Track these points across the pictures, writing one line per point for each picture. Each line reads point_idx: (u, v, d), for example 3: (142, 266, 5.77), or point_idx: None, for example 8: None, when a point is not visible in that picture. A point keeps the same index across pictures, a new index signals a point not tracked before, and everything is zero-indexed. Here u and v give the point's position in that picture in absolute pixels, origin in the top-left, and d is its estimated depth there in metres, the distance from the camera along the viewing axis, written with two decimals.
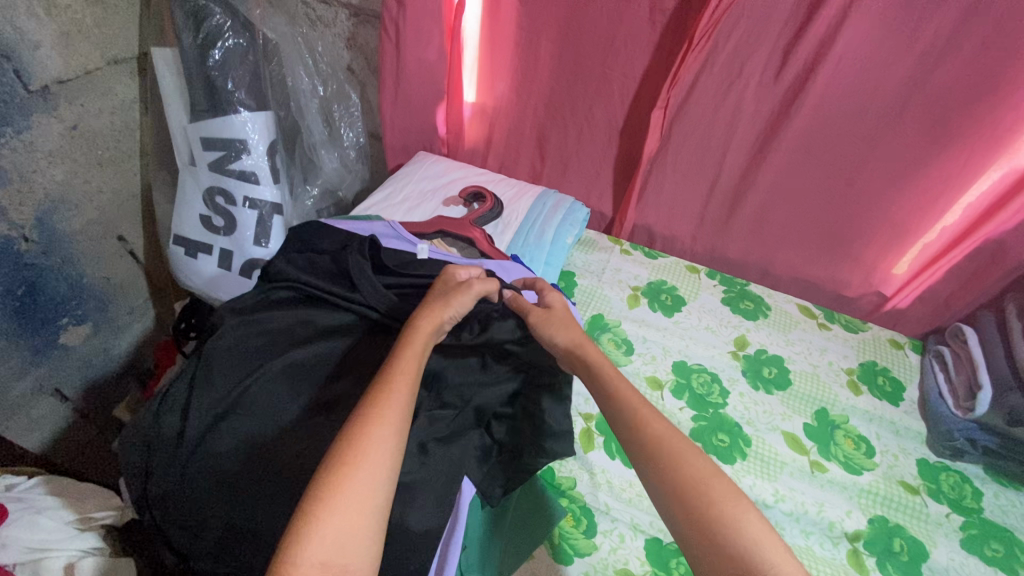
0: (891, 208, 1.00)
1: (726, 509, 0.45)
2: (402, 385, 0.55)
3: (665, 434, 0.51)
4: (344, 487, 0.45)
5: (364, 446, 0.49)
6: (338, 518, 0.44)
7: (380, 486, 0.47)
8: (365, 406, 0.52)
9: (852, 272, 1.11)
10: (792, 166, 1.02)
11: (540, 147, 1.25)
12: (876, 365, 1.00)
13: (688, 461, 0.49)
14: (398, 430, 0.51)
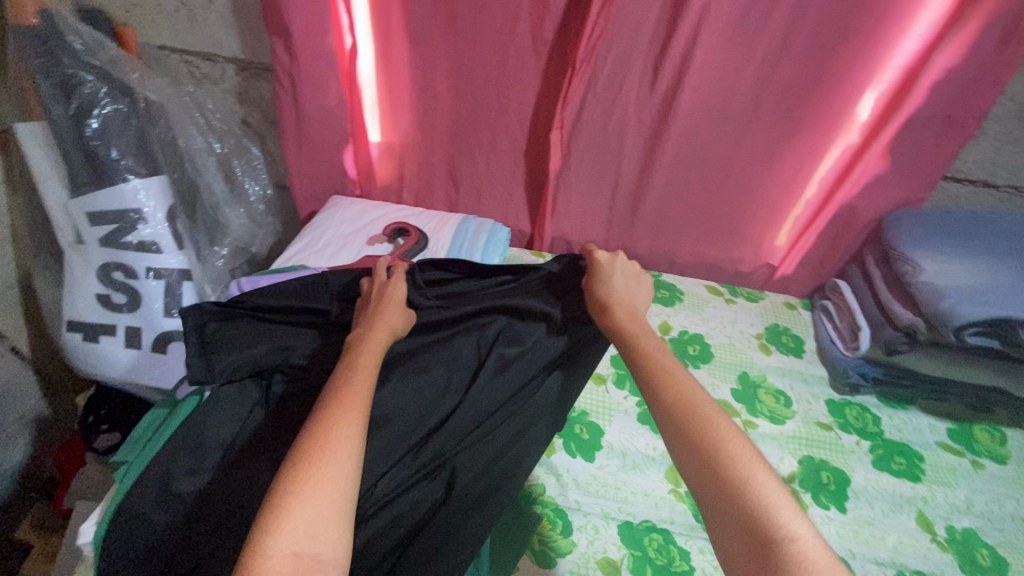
0: (766, 190, 1.14)
1: (735, 461, 0.45)
2: (363, 378, 0.56)
3: (686, 395, 0.51)
4: (312, 476, 0.44)
5: (330, 436, 0.47)
6: (310, 506, 0.43)
7: (350, 473, 0.46)
8: (326, 401, 0.51)
9: (744, 250, 1.25)
10: (679, 164, 1.15)
11: (451, 177, 1.29)
12: (778, 327, 1.13)
13: (702, 416, 0.48)
14: (361, 418, 0.51)
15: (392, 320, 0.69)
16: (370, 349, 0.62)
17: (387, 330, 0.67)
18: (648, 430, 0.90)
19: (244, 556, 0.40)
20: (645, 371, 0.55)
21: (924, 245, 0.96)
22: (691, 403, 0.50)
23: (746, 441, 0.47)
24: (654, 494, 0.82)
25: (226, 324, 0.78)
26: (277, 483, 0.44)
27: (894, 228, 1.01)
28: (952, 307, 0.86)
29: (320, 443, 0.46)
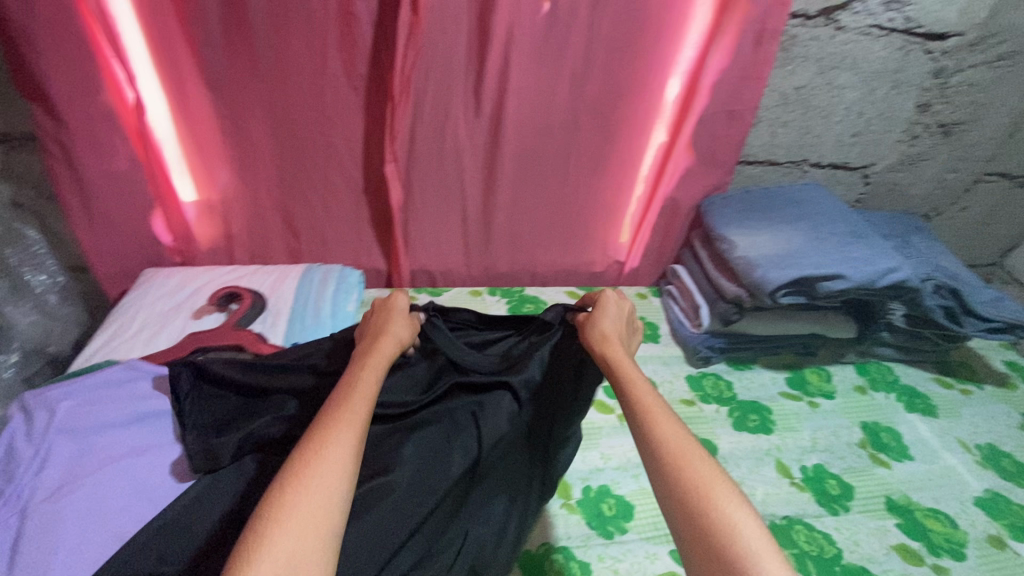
0: (600, 193, 1.22)
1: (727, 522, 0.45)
2: (360, 395, 0.57)
3: (671, 434, 0.52)
4: (297, 503, 0.44)
5: (319, 453, 0.48)
6: (292, 529, 0.43)
7: (336, 495, 0.47)
8: (321, 423, 0.52)
9: (595, 252, 1.31)
10: (519, 181, 1.18)
11: (289, 228, 1.19)
12: None
13: (699, 475, 0.49)
14: (354, 442, 0.51)
15: (393, 335, 0.70)
16: (371, 365, 0.63)
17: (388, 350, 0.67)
18: None
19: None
20: (637, 408, 0.56)
21: (735, 223, 1.09)
22: (677, 444, 0.51)
23: (738, 498, 0.47)
24: (548, 513, 0.81)
25: (217, 395, 0.70)
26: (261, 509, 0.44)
27: (709, 211, 1.13)
28: (763, 274, 0.98)
29: (308, 467, 0.47)
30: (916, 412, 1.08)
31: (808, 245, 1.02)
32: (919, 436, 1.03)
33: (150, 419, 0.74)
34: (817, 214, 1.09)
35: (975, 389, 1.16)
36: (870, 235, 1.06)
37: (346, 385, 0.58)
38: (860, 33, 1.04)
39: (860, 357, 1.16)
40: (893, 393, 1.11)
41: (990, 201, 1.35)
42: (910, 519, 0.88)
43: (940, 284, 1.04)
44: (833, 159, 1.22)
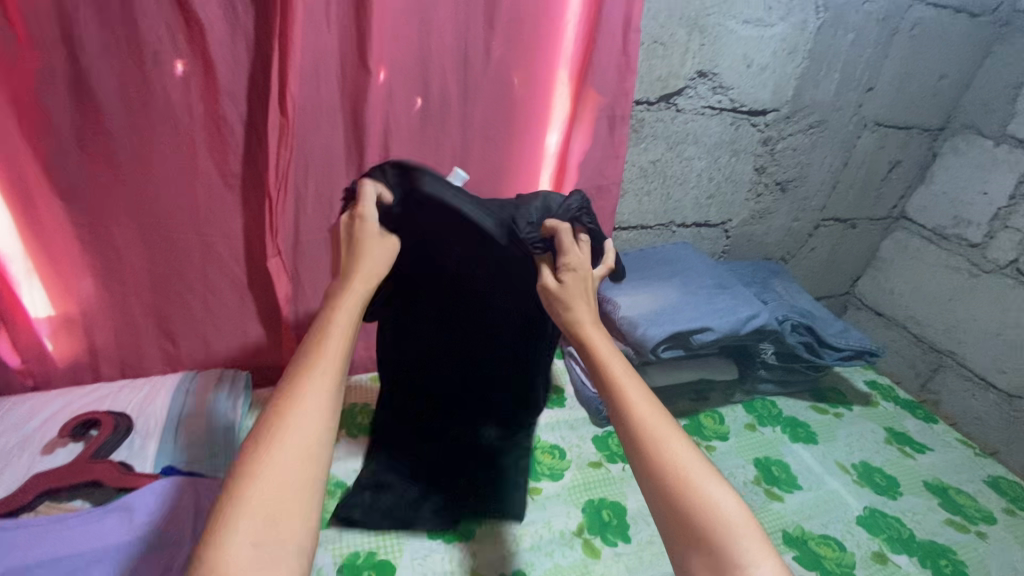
0: None
1: (712, 502, 0.54)
2: (338, 341, 0.60)
3: (653, 420, 0.60)
4: (274, 464, 0.50)
5: (292, 418, 0.53)
6: (269, 492, 0.48)
7: (311, 458, 0.52)
8: (295, 385, 0.55)
9: None
10: None
11: (165, 332, 1.11)
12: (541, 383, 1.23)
13: (680, 461, 0.57)
14: (327, 396, 0.55)
15: (372, 263, 0.67)
16: (350, 299, 0.64)
17: (364, 279, 0.66)
18: (441, 543, 0.86)
19: (209, 540, 0.45)
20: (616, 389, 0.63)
21: (617, 285, 1.17)
22: (656, 429, 0.59)
23: (712, 472, 0.57)
24: None
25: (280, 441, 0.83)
26: (236, 466, 0.50)
27: None
28: (644, 332, 1.04)
29: (281, 431, 0.52)
30: (799, 441, 1.17)
31: (681, 300, 1.11)
32: (805, 464, 1.11)
33: (47, 548, 0.68)
34: (687, 270, 1.20)
35: (845, 410, 1.28)
36: (733, 285, 1.18)
37: (324, 327, 0.60)
38: (697, 113, 1.20)
39: (746, 396, 1.25)
40: (779, 425, 1.20)
41: (830, 242, 1.56)
42: (805, 549, 0.93)
43: (796, 322, 1.17)
44: (696, 218, 1.36)
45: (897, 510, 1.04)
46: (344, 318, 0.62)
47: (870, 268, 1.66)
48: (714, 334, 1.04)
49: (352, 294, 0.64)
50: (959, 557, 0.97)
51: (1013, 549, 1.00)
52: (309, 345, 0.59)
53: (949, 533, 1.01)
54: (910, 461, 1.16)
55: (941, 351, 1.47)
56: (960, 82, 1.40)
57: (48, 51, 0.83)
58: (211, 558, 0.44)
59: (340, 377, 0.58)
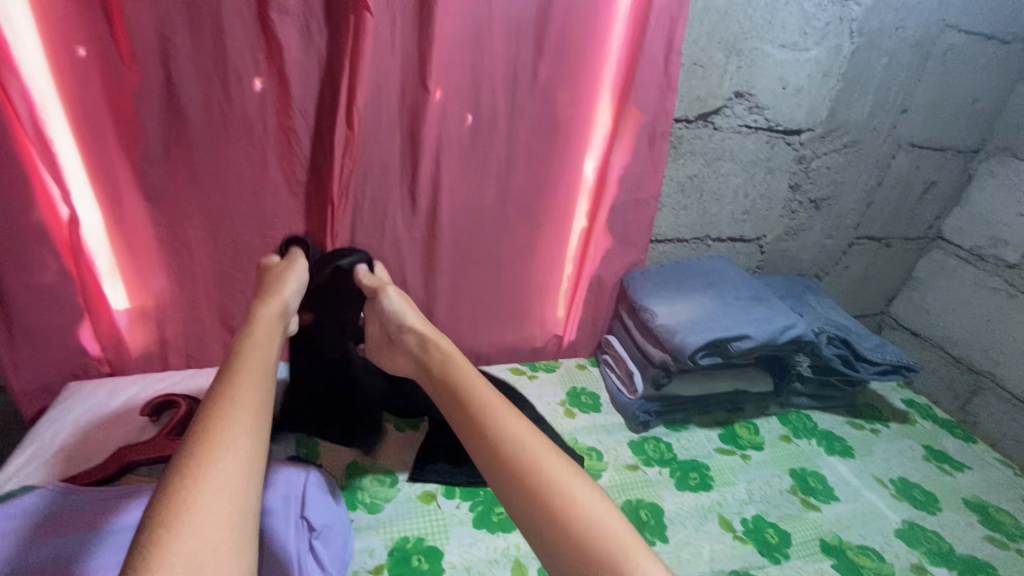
0: (533, 275, 1.31)
1: (582, 508, 0.55)
2: (258, 360, 0.63)
3: (523, 443, 0.61)
4: (214, 473, 0.48)
5: (217, 443, 0.51)
6: (199, 518, 0.45)
7: (241, 479, 0.49)
8: (219, 412, 0.54)
9: (532, 327, 1.38)
10: (456, 270, 1.26)
11: (228, 328, 1.18)
12: (578, 389, 1.26)
13: (551, 471, 0.59)
14: (261, 407, 0.57)
15: (276, 310, 0.75)
16: (266, 331, 0.70)
17: (279, 305, 0.76)
18: (485, 533, 0.90)
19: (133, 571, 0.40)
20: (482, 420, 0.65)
21: (656, 294, 1.22)
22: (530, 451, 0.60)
23: (588, 486, 0.58)
24: None
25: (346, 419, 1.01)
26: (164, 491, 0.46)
27: (631, 285, 1.25)
28: (682, 339, 1.07)
29: (205, 457, 0.49)
30: (835, 454, 1.17)
31: (717, 310, 1.15)
32: (841, 477, 1.12)
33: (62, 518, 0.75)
34: (723, 282, 1.24)
35: (882, 427, 1.28)
36: (769, 297, 1.20)
37: (240, 361, 0.62)
38: (734, 131, 1.25)
39: (782, 408, 1.27)
40: (814, 438, 1.21)
41: (865, 261, 1.58)
42: (843, 558, 0.94)
43: (831, 335, 1.17)
44: (730, 233, 1.39)
45: (936, 524, 1.03)
46: (264, 344, 0.67)
47: (906, 288, 1.66)
48: (750, 343, 1.07)
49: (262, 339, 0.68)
50: (1000, 574, 0.96)
51: None
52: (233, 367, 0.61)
53: (990, 549, 1.00)
54: (949, 478, 1.16)
55: (980, 372, 1.46)
56: (995, 105, 1.42)
57: (147, 67, 0.93)
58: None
59: (267, 396, 0.59)
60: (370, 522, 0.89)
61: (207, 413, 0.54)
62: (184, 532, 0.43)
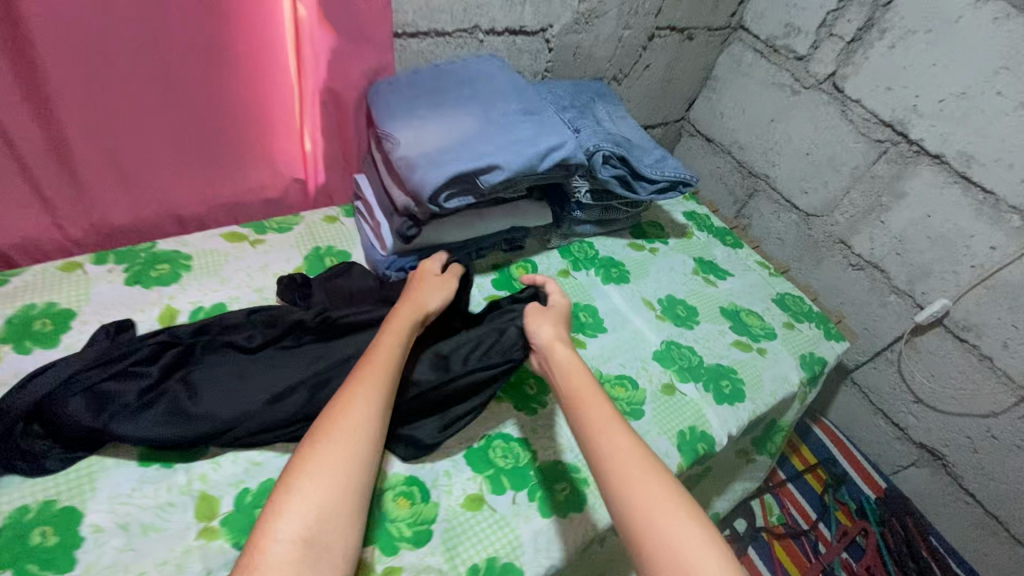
0: (236, 97, 0.90)
1: (670, 534, 0.55)
2: (386, 352, 0.69)
3: (636, 457, 0.62)
4: (328, 457, 0.58)
5: (335, 426, 0.61)
6: (312, 493, 0.56)
7: (356, 458, 0.59)
8: (341, 401, 0.63)
9: (256, 172, 1.01)
10: (89, 94, 0.79)
11: None
12: (320, 250, 0.99)
13: (654, 485, 0.59)
14: (378, 398, 0.64)
15: (423, 299, 0.78)
16: (402, 317, 0.74)
17: (411, 308, 0.75)
18: (157, 470, 0.67)
19: (264, 528, 0.54)
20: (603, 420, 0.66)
21: (400, 113, 0.90)
22: (647, 470, 0.61)
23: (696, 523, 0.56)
24: (174, 554, 0.61)
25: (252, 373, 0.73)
26: (293, 462, 0.58)
27: (375, 102, 0.94)
28: (421, 177, 0.81)
29: (327, 438, 0.60)
30: (611, 282, 1.11)
31: (476, 132, 0.88)
32: (612, 306, 1.06)
33: None
34: (487, 92, 0.96)
35: (661, 245, 1.24)
36: (542, 110, 0.96)
37: (370, 355, 0.69)
38: None
39: (564, 239, 1.14)
40: (593, 268, 1.12)
41: (665, 56, 1.38)
42: None
43: (607, 154, 0.98)
44: (507, 23, 1.07)
45: (691, 339, 1.05)
46: (398, 329, 0.72)
47: (706, 89, 1.53)
48: (502, 174, 0.83)
49: (400, 322, 0.73)
50: (737, 376, 1.02)
51: (784, 360, 1.08)
52: (365, 358, 0.68)
53: (733, 354, 1.05)
54: (711, 289, 1.17)
55: (758, 175, 1.47)
56: None
57: None
58: (258, 543, 0.53)
59: (388, 391, 0.65)
60: None
61: (336, 402, 0.63)
62: (298, 504, 0.55)
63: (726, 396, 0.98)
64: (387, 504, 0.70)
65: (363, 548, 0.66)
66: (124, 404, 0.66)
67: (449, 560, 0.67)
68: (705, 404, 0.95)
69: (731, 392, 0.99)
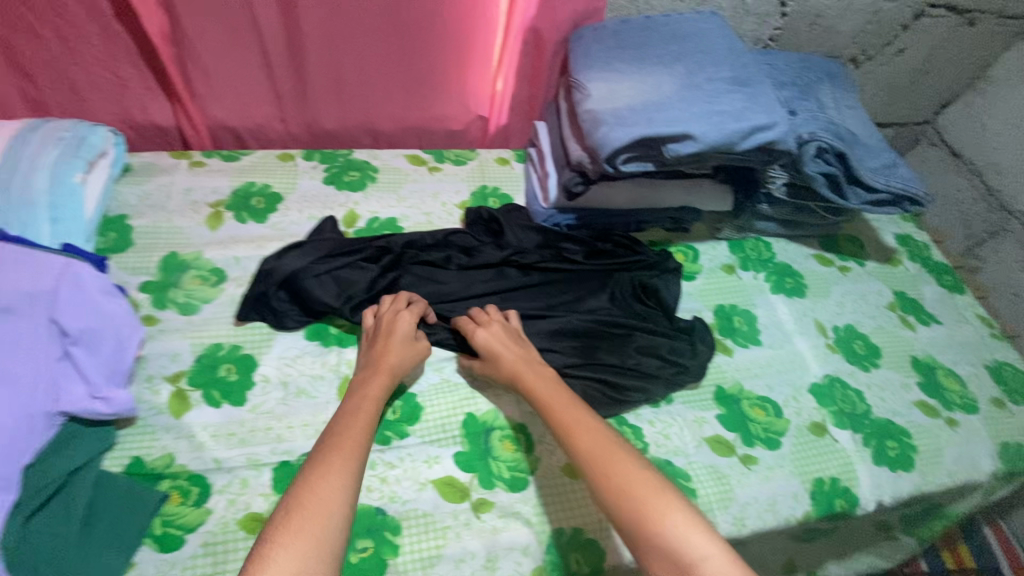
0: (447, 26, 0.93)
1: (671, 526, 0.54)
2: (362, 422, 0.62)
3: (629, 478, 0.58)
4: (306, 523, 0.51)
5: (309, 493, 0.54)
6: (290, 559, 0.48)
7: (334, 528, 0.52)
8: (311, 469, 0.56)
9: (447, 102, 1.06)
10: (328, 5, 0.88)
11: (19, 68, 0.88)
12: (486, 189, 1.01)
13: (643, 484, 0.58)
14: (352, 471, 0.57)
15: (395, 358, 0.71)
16: (378, 385, 0.67)
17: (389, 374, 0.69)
18: (316, 346, 0.76)
19: None
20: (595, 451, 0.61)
21: (596, 65, 0.87)
22: (642, 491, 0.57)
23: (698, 524, 0.55)
24: (316, 421, 0.70)
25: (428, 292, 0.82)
26: (269, 529, 0.51)
27: (575, 47, 0.90)
28: (604, 134, 0.77)
29: (302, 504, 0.52)
30: (781, 292, 0.98)
31: (675, 95, 0.80)
32: (774, 319, 0.94)
33: None
34: (699, 54, 0.86)
35: (854, 266, 1.05)
36: (757, 83, 0.84)
37: (341, 422, 0.62)
38: None
39: (736, 233, 1.02)
40: (763, 272, 1.00)
41: (929, 40, 1.12)
42: (734, 409, 0.82)
43: (823, 146, 0.84)
44: None
45: (863, 383, 0.89)
46: (376, 396, 0.66)
47: (971, 91, 1.22)
48: (693, 146, 0.75)
49: (377, 385, 0.67)
50: (911, 441, 0.85)
51: (980, 442, 0.87)
52: (335, 427, 0.62)
53: (913, 415, 0.88)
54: (905, 333, 0.98)
55: (1013, 211, 1.16)
56: None
57: None
58: None
59: (359, 460, 0.59)
60: (178, 325, 0.74)
61: (306, 472, 0.56)
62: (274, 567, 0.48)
63: (889, 459, 0.82)
64: (493, 442, 0.72)
65: (465, 474, 0.70)
66: (356, 292, 0.78)
67: (539, 514, 0.68)
68: (859, 460, 0.81)
69: (897, 458, 0.83)
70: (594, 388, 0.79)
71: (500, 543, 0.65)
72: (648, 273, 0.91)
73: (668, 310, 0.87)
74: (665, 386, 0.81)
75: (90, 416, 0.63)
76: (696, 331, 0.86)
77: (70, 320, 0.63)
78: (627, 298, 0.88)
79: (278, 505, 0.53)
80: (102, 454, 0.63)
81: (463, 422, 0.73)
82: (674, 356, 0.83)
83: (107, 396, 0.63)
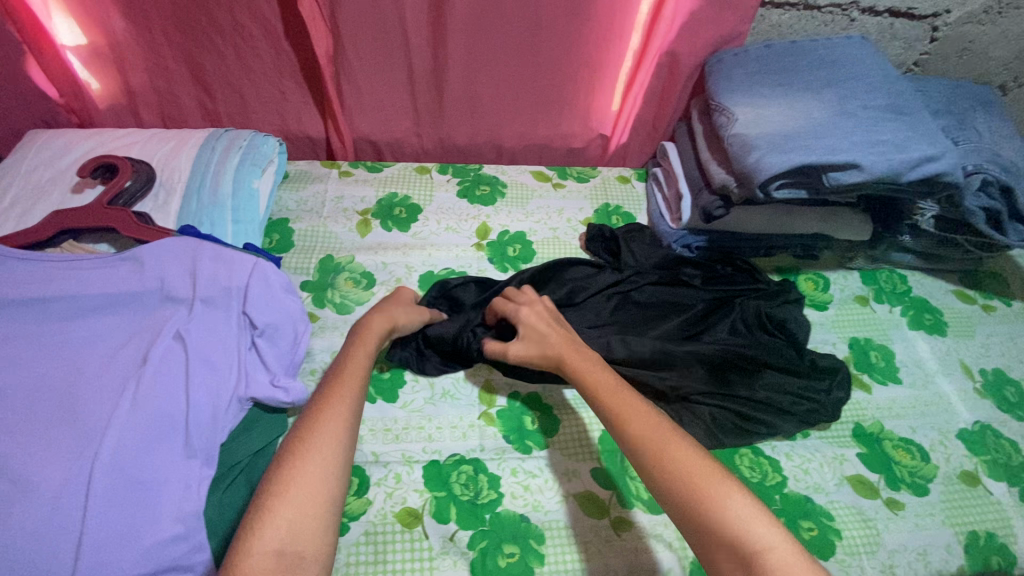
0: (585, 49, 0.96)
1: (726, 503, 0.48)
2: (356, 370, 0.63)
3: (678, 454, 0.52)
4: (309, 464, 0.51)
5: (310, 437, 0.54)
6: (291, 501, 0.49)
7: (333, 473, 0.52)
8: (310, 414, 0.56)
9: (572, 121, 1.09)
10: (476, 26, 0.92)
11: (201, 83, 0.99)
12: (609, 207, 1.03)
13: (692, 468, 0.51)
14: (347, 417, 0.57)
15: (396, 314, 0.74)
16: (372, 336, 0.68)
17: (385, 322, 0.71)
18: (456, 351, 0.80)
19: (236, 548, 0.46)
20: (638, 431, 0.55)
21: (741, 89, 0.86)
22: (694, 466, 0.51)
23: (753, 503, 0.49)
24: (462, 424, 0.74)
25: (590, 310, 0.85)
26: (271, 472, 0.51)
27: (715, 71, 0.91)
28: (758, 160, 0.76)
29: (302, 448, 0.53)
30: (920, 328, 0.93)
31: (829, 121, 0.79)
32: (915, 356, 0.90)
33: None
34: (850, 80, 0.84)
35: (1001, 305, 0.99)
36: (916, 111, 0.81)
37: (338, 371, 0.62)
38: None
39: (869, 263, 0.99)
40: (900, 306, 0.95)
41: None
42: (876, 450, 0.79)
43: (989, 179, 0.80)
44: (893, 3, 0.91)
45: (1017, 433, 0.83)
46: (370, 348, 0.67)
47: None
48: (858, 175, 0.75)
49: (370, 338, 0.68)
50: None
51: None
52: (330, 377, 0.62)
53: None
54: None
55: None
56: None
57: None
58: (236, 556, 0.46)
59: (355, 405, 0.59)
60: (336, 324, 0.80)
61: (304, 418, 0.56)
62: (277, 509, 0.48)
63: None
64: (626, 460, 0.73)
65: (605, 491, 0.70)
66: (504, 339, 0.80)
67: (680, 539, 0.68)
68: (1019, 517, 0.75)
69: None
70: (726, 416, 0.77)
71: (641, 565, 0.66)
72: (770, 302, 0.87)
73: (800, 343, 0.83)
74: (796, 423, 0.78)
75: (271, 404, 0.69)
76: (833, 373, 0.82)
77: (257, 312, 0.70)
78: (754, 327, 0.85)
79: (279, 448, 0.54)
80: (278, 438, 0.70)
81: (599, 438, 0.75)
82: (805, 395, 0.79)
83: (287, 387, 0.68)
